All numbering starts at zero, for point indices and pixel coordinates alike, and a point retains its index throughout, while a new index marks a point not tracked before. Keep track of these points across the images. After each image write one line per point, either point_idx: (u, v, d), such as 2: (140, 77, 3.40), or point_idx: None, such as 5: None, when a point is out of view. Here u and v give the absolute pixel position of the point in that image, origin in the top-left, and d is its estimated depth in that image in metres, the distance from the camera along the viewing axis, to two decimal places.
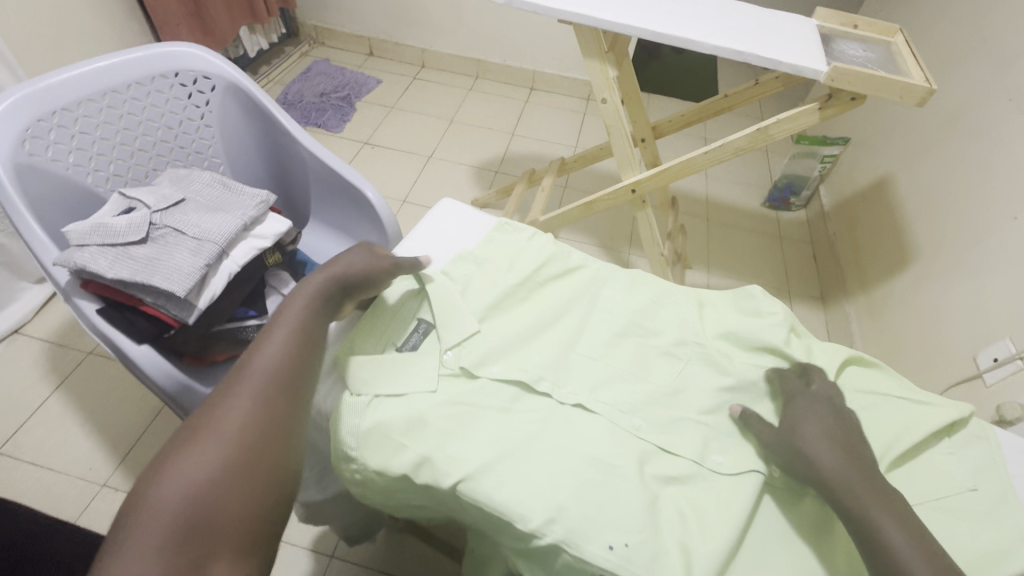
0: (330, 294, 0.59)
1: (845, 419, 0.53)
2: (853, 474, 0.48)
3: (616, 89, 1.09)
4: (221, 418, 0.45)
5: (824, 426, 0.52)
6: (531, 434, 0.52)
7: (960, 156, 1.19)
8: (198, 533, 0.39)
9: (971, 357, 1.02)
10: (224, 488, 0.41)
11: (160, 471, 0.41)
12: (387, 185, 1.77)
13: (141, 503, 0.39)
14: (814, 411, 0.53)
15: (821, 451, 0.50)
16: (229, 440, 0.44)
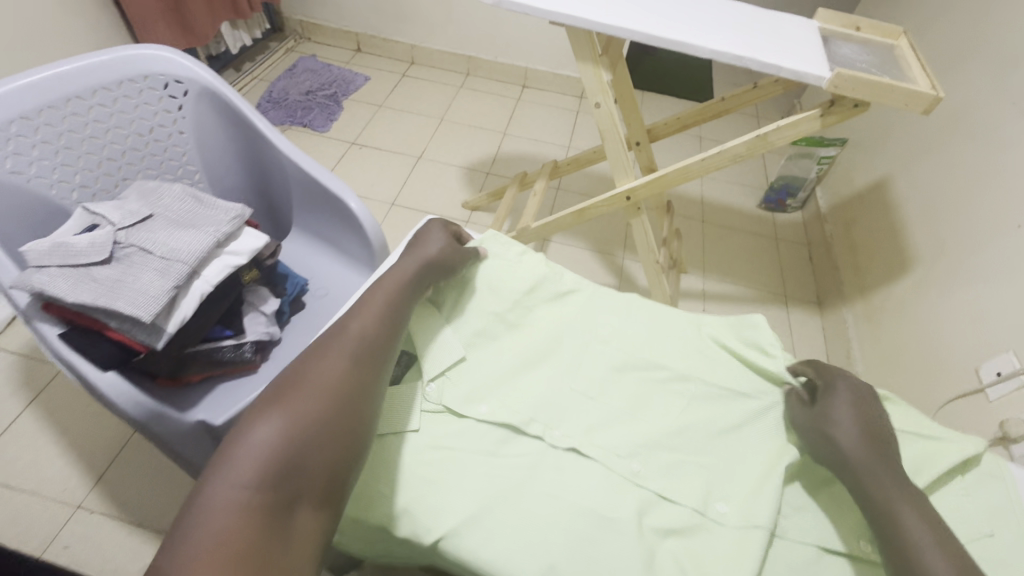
0: (421, 277, 0.61)
1: (880, 415, 0.51)
2: (880, 478, 0.46)
3: (610, 93, 1.05)
4: (317, 377, 0.49)
5: (861, 420, 0.50)
6: (519, 482, 0.50)
7: (959, 159, 1.16)
8: (288, 478, 0.42)
9: (973, 370, 0.99)
10: (314, 441, 0.45)
11: (260, 413, 0.45)
12: (375, 187, 1.72)
13: (240, 440, 0.43)
14: (853, 396, 0.52)
15: (856, 457, 0.48)
16: (319, 400, 0.47)
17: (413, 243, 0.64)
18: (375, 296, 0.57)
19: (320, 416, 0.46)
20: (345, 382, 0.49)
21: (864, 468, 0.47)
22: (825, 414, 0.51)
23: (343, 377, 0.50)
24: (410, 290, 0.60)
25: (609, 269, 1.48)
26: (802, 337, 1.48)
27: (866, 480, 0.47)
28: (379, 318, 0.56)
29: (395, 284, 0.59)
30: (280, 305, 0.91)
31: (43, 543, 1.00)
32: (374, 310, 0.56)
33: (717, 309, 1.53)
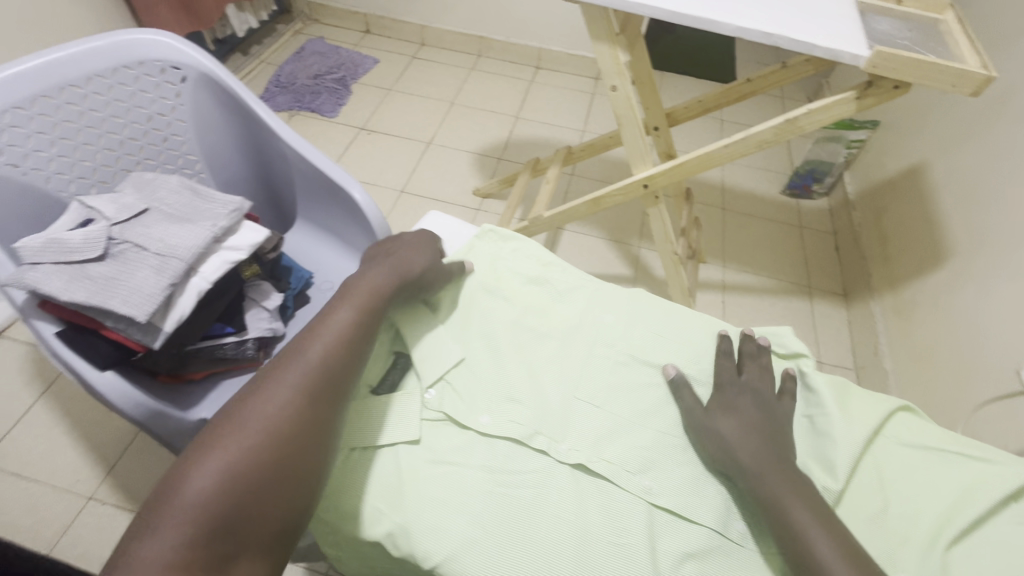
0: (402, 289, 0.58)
1: (774, 425, 0.50)
2: (798, 502, 0.43)
3: (628, 75, 0.99)
4: (267, 413, 0.46)
5: (749, 431, 0.49)
6: (527, 503, 0.46)
7: (1004, 143, 1.08)
8: (226, 531, 0.40)
9: (1013, 372, 0.93)
10: (254, 489, 0.42)
11: (200, 457, 0.42)
12: (385, 173, 1.69)
13: (176, 489, 0.41)
14: (752, 408, 0.51)
15: (772, 477, 0.45)
16: (263, 442, 0.44)
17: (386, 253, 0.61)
18: (338, 314, 0.53)
19: (266, 461, 0.44)
20: (290, 422, 0.46)
21: (789, 490, 0.44)
22: (719, 430, 0.49)
23: (295, 412, 0.47)
24: (378, 310, 0.56)
25: (624, 260, 1.44)
26: (826, 330, 1.43)
27: (783, 500, 0.44)
28: (339, 342, 0.52)
29: (363, 303, 0.55)
30: (284, 300, 0.88)
31: (57, 534, 1.00)
32: (332, 332, 0.52)
33: (738, 300, 1.47)
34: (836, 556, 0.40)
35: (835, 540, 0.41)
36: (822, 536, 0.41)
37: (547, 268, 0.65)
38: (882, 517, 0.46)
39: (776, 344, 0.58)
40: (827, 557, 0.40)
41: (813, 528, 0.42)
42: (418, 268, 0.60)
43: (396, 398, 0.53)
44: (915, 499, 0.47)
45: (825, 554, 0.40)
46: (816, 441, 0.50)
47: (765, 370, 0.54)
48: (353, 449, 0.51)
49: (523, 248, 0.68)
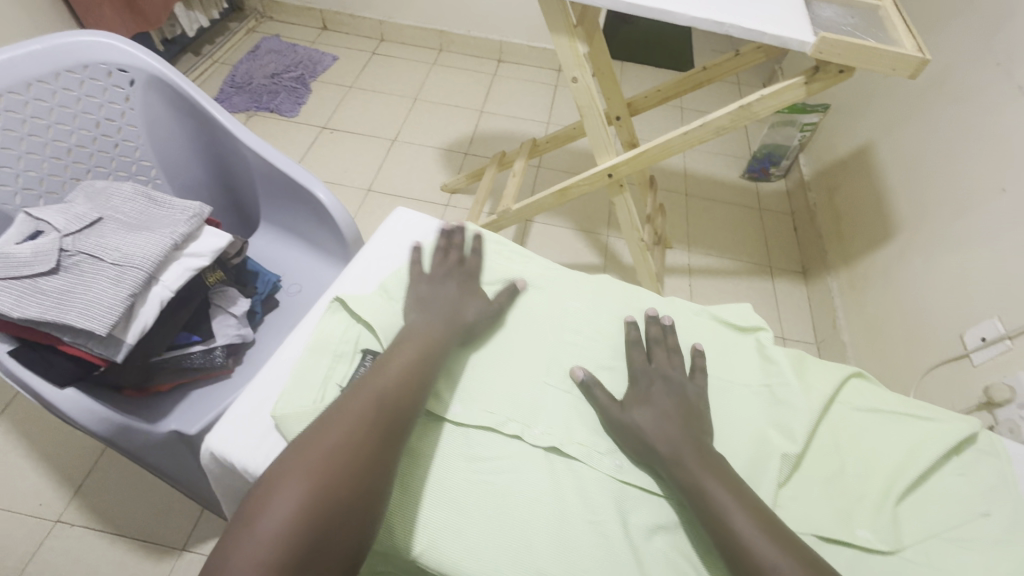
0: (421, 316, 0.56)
1: (682, 410, 0.50)
2: (716, 482, 0.44)
3: (587, 66, 1.00)
4: (336, 445, 0.42)
5: (663, 419, 0.49)
6: (500, 487, 0.47)
7: (941, 122, 1.14)
8: (310, 548, 0.37)
9: (956, 337, 1.00)
10: (337, 503, 0.39)
11: (278, 476, 0.40)
12: (350, 172, 1.66)
13: (259, 505, 0.39)
14: (664, 396, 0.51)
15: (692, 461, 0.46)
16: (345, 456, 0.42)
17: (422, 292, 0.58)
18: (400, 350, 0.51)
19: (343, 487, 0.40)
20: (371, 438, 0.43)
21: (706, 471, 0.45)
22: (635, 422, 0.49)
23: (365, 442, 0.43)
24: (439, 345, 0.52)
25: (594, 249, 1.46)
26: (788, 308, 1.48)
27: (702, 482, 0.44)
28: (405, 377, 0.48)
29: (421, 340, 0.52)
30: (252, 305, 0.87)
31: (21, 561, 0.96)
32: (397, 367, 0.49)
33: (704, 283, 1.51)
34: (754, 528, 0.41)
35: (751, 513, 0.42)
36: (739, 510, 0.42)
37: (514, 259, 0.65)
38: (840, 475, 0.48)
39: (735, 319, 0.59)
40: (748, 532, 0.41)
41: (731, 507, 0.42)
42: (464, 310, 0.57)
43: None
44: (869, 459, 0.49)
45: (744, 530, 0.41)
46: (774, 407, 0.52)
47: (671, 353, 0.55)
48: None
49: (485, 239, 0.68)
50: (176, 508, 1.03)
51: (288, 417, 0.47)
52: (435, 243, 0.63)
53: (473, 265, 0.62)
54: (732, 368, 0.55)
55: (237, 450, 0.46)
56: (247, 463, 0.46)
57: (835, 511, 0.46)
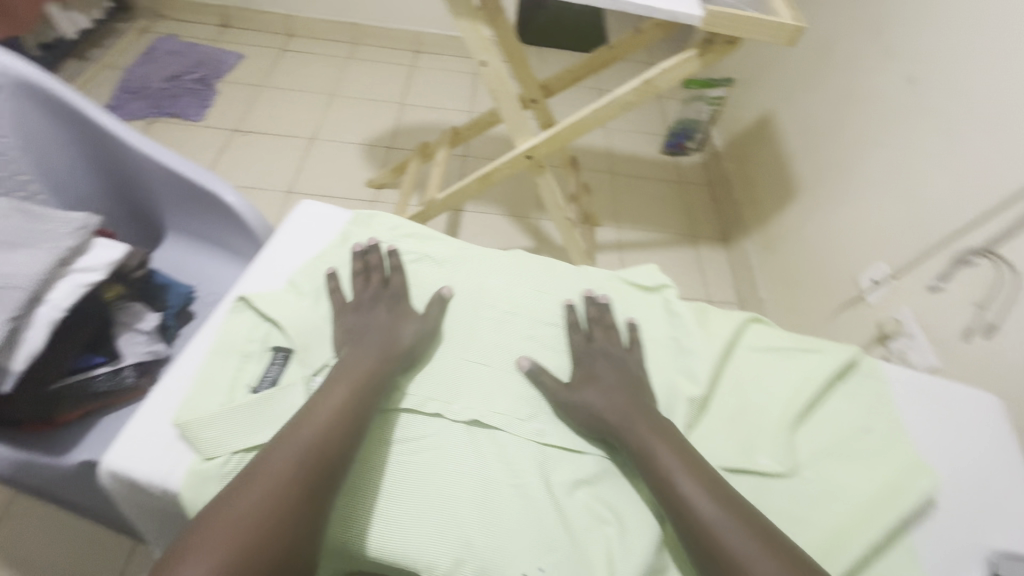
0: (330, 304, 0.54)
1: (641, 397, 0.50)
2: (687, 481, 0.44)
3: (495, 50, 1.01)
4: (250, 521, 0.39)
5: (625, 410, 0.48)
6: (422, 467, 0.46)
7: (829, 87, 1.24)
8: None
9: (852, 281, 1.11)
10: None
11: (184, 550, 0.37)
12: (268, 175, 1.59)
13: None
14: (609, 370, 0.52)
15: (640, 426, 0.47)
16: (257, 529, 0.38)
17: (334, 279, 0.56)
18: (332, 392, 0.46)
19: (253, 562, 0.37)
20: (289, 503, 0.40)
21: (656, 437, 0.46)
22: (585, 400, 0.49)
23: (274, 511, 0.39)
24: (379, 378, 0.48)
25: (525, 232, 1.48)
26: (713, 272, 1.57)
27: (652, 448, 0.46)
28: (334, 421, 0.44)
29: (358, 376, 0.47)
30: (164, 320, 0.82)
31: None
32: (325, 413, 0.44)
33: (634, 257, 1.57)
34: (731, 528, 0.41)
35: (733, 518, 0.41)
36: (714, 507, 0.42)
37: (425, 243, 0.61)
38: (742, 411, 0.52)
39: (639, 279, 0.61)
40: (731, 539, 0.40)
41: (710, 507, 0.42)
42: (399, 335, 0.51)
43: (279, 388, 0.47)
44: (769, 394, 0.53)
45: (689, 491, 0.43)
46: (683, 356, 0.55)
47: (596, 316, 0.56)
48: (232, 451, 0.44)
49: (380, 220, 0.62)
50: (107, 543, 0.94)
51: (194, 421, 0.45)
52: (352, 268, 0.56)
53: (399, 283, 0.56)
54: (641, 326, 0.57)
55: (142, 465, 0.43)
56: (154, 477, 0.43)
57: (739, 445, 0.49)
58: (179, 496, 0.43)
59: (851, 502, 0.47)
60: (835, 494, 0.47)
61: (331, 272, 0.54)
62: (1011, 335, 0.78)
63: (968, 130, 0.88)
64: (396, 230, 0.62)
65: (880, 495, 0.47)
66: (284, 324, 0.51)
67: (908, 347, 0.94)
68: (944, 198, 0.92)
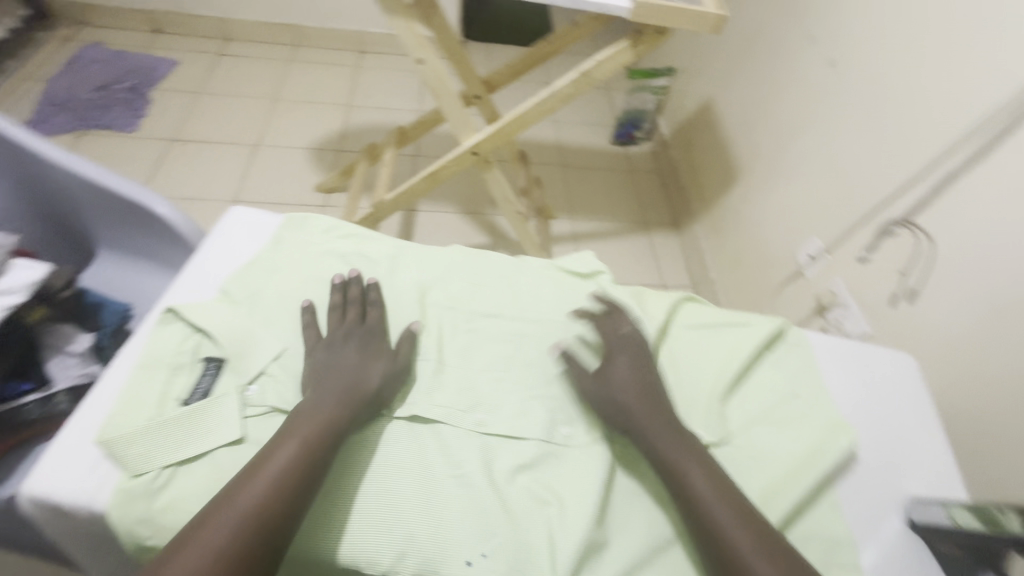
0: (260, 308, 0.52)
1: (667, 404, 0.49)
2: (711, 489, 0.43)
3: (431, 47, 1.01)
4: None
5: (651, 409, 0.48)
6: (362, 467, 0.45)
7: (761, 72, 1.29)
8: None
9: (792, 258, 1.16)
10: None
11: None
12: (210, 185, 1.54)
13: None
14: (628, 370, 0.50)
15: (671, 442, 0.46)
16: None
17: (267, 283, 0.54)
18: (283, 445, 0.42)
19: None
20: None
21: (689, 457, 0.45)
22: (625, 395, 0.49)
23: None
24: (336, 428, 0.44)
25: (480, 229, 1.48)
26: (666, 257, 1.60)
27: (685, 468, 0.45)
28: (280, 488, 0.40)
29: (316, 424, 0.44)
30: (101, 340, 0.78)
31: None
32: (265, 481, 0.40)
33: (589, 247, 1.59)
34: (750, 542, 0.40)
35: (750, 532, 0.41)
36: (732, 520, 0.41)
37: (360, 242, 0.60)
38: (676, 387, 0.53)
39: (574, 266, 0.62)
40: (752, 556, 0.39)
41: (729, 520, 0.41)
42: (368, 373, 0.48)
43: (210, 399, 0.46)
44: (702, 369, 0.55)
45: (722, 517, 0.42)
46: None
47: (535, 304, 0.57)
48: (162, 465, 0.43)
49: (315, 222, 0.61)
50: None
51: (119, 437, 0.43)
52: (330, 301, 0.52)
53: (334, 284, 0.55)
54: (579, 311, 0.58)
55: (65, 487, 0.42)
56: (79, 498, 0.42)
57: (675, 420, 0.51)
58: (106, 517, 0.41)
59: (777, 465, 0.49)
60: (763, 459, 0.50)
61: (307, 306, 0.51)
62: (930, 298, 0.83)
63: (883, 108, 0.94)
64: (331, 232, 0.61)
65: (804, 457, 0.50)
66: (213, 333, 0.50)
67: (843, 317, 0.99)
68: (865, 172, 0.97)
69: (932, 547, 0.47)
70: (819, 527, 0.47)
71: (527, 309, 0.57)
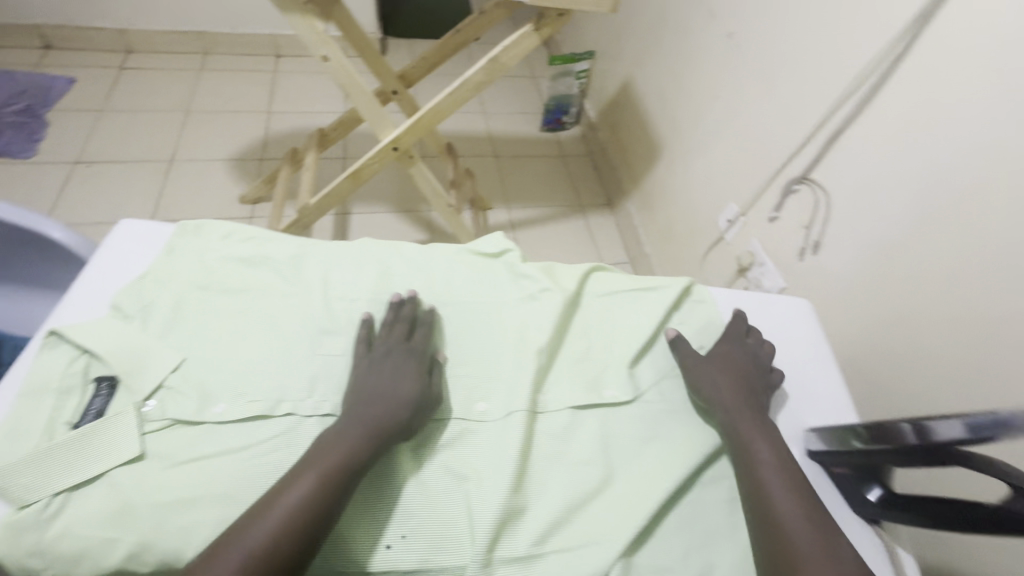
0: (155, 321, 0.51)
1: (756, 394, 0.53)
2: (778, 466, 0.47)
3: (334, 43, 0.99)
4: None
5: (739, 387, 0.52)
6: (273, 467, 0.44)
7: (671, 49, 1.34)
8: None
9: (714, 224, 1.21)
10: None
11: None
12: (124, 206, 1.45)
13: None
14: (730, 359, 0.54)
15: (747, 425, 0.50)
16: None
17: (159, 294, 0.52)
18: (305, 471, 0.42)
19: None
20: None
21: (765, 439, 0.49)
22: (719, 387, 0.52)
23: None
24: (359, 457, 0.43)
25: (416, 226, 1.47)
26: (603, 237, 1.64)
27: (755, 446, 0.48)
28: (293, 518, 0.40)
29: (338, 452, 0.43)
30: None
31: None
32: (286, 508, 0.40)
33: (528, 235, 1.61)
34: (797, 513, 0.43)
35: (801, 502, 0.44)
36: (787, 493, 0.45)
37: (262, 244, 0.59)
38: (588, 353, 0.56)
39: (481, 246, 0.62)
40: (795, 522, 0.43)
41: (783, 494, 0.45)
42: (409, 402, 0.47)
43: (103, 419, 0.44)
44: (612, 334, 0.57)
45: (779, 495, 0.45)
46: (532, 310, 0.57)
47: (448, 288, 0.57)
48: (53, 494, 0.41)
49: (211, 228, 0.60)
50: None
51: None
52: (387, 317, 0.53)
53: (237, 289, 0.54)
54: (489, 290, 0.59)
55: None
56: None
57: (588, 385, 0.53)
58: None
59: (684, 417, 0.52)
60: (672, 409, 0.53)
61: (365, 319, 0.52)
62: (830, 249, 0.89)
63: (776, 74, 0.99)
64: (231, 237, 0.59)
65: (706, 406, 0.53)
66: (100, 353, 0.47)
67: (761, 275, 1.05)
68: (767, 136, 1.02)
69: (828, 469, 0.52)
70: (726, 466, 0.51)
71: (441, 294, 0.58)
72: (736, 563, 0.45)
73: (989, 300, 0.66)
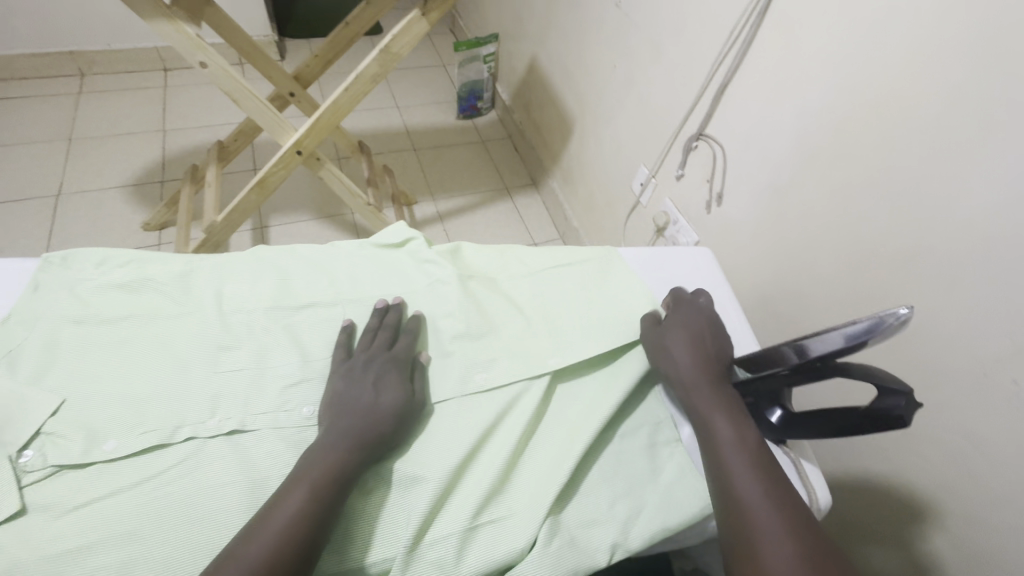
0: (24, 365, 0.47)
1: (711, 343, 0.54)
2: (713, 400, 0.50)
3: (210, 46, 0.93)
4: None
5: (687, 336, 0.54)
6: (176, 495, 0.42)
7: (568, 22, 1.35)
8: None
9: (629, 191, 1.25)
10: None
11: None
12: (8, 249, 1.32)
13: None
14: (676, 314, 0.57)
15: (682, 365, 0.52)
16: None
17: (27, 337, 0.49)
18: (294, 489, 0.41)
19: None
20: None
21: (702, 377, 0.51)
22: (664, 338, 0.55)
23: None
24: (346, 469, 0.43)
25: (339, 229, 1.42)
26: (531, 217, 1.65)
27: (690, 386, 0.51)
28: (291, 537, 0.39)
29: (321, 469, 0.43)
30: None
31: None
32: (282, 525, 0.39)
33: (457, 224, 1.59)
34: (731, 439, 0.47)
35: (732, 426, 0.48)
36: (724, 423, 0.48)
37: (146, 268, 0.57)
38: (501, 329, 0.57)
39: (388, 240, 0.63)
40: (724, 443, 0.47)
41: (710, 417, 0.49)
42: (392, 410, 0.47)
43: None
44: (521, 309, 0.60)
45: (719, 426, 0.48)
46: (437, 296, 0.59)
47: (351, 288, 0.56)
48: None
49: (86, 260, 0.56)
50: None
51: None
52: (370, 326, 0.54)
53: (120, 319, 0.52)
54: (396, 284, 0.60)
55: None
56: None
57: (506, 359, 0.54)
58: None
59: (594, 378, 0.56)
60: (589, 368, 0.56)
61: (347, 326, 0.53)
62: (732, 198, 0.94)
63: (663, 38, 1.03)
64: (110, 267, 0.57)
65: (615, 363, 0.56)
66: None
67: (677, 232, 1.09)
68: (664, 100, 1.06)
69: None
70: (640, 417, 0.53)
71: (347, 295, 0.58)
72: (660, 503, 0.47)
73: (864, 227, 0.71)
